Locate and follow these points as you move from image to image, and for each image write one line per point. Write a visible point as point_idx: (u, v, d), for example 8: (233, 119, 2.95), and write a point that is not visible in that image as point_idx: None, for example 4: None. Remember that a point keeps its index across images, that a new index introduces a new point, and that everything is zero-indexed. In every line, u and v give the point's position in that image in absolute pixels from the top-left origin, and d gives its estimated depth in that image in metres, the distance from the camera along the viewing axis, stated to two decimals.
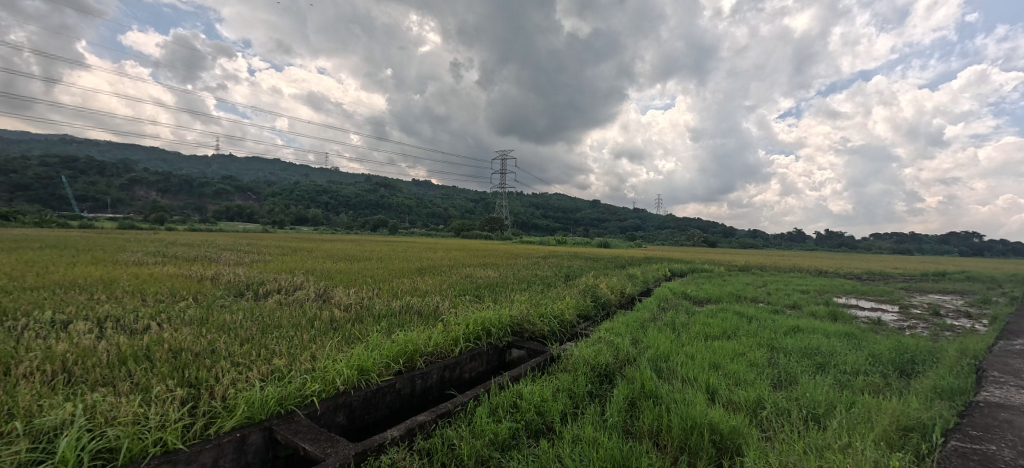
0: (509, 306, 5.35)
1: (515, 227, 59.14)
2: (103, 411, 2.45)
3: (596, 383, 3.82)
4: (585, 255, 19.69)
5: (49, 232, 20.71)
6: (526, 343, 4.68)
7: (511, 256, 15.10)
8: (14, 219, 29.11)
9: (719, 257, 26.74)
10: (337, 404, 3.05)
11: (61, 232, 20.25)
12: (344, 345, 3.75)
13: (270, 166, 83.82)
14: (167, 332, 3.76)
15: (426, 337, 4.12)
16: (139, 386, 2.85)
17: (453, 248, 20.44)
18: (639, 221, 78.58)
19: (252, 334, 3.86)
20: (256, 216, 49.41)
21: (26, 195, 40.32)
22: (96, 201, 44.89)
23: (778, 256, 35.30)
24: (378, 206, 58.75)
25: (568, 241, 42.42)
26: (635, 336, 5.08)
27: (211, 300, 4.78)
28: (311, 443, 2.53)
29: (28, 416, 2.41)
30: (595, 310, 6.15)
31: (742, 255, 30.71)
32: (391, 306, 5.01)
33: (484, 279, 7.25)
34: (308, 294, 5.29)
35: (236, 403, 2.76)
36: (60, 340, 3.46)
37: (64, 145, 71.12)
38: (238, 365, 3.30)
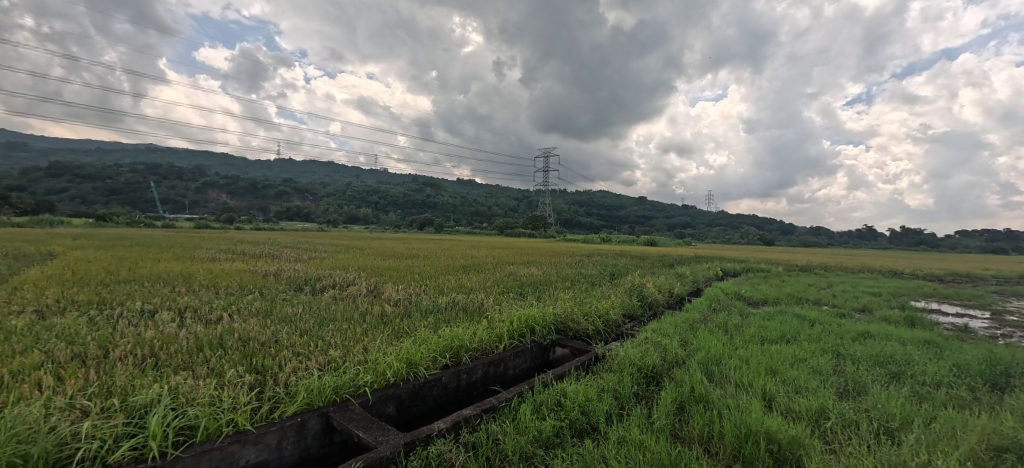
0: (552, 304, 5.31)
1: (556, 225, 58.68)
2: (185, 392, 2.72)
3: (643, 384, 3.71)
4: (631, 253, 19.26)
5: (141, 231, 23.45)
6: (570, 342, 4.62)
7: (555, 255, 15.03)
8: (111, 219, 33.02)
9: (777, 256, 25.11)
10: (388, 395, 3.17)
11: (151, 231, 22.86)
12: (393, 339, 3.90)
13: (325, 168, 88.37)
14: (237, 322, 4.10)
15: (471, 333, 4.19)
16: (214, 371, 3.13)
17: (498, 246, 20.72)
18: (687, 218, 75.37)
19: (310, 327, 4.11)
20: (312, 216, 52.72)
21: (120, 199, 45.61)
22: (176, 203, 49.87)
23: (844, 254, 32.68)
24: (422, 205, 60.45)
25: (612, 239, 41.44)
26: (685, 338, 4.87)
27: (275, 293, 5.15)
28: (364, 431, 2.65)
29: (123, 394, 2.72)
30: (641, 310, 5.98)
31: (804, 255, 28.53)
32: (438, 302, 5.14)
33: (528, 277, 7.26)
34: (360, 290, 5.55)
35: (296, 390, 2.95)
36: (149, 328, 3.86)
37: (150, 153, 79.39)
38: (299, 354, 3.53)
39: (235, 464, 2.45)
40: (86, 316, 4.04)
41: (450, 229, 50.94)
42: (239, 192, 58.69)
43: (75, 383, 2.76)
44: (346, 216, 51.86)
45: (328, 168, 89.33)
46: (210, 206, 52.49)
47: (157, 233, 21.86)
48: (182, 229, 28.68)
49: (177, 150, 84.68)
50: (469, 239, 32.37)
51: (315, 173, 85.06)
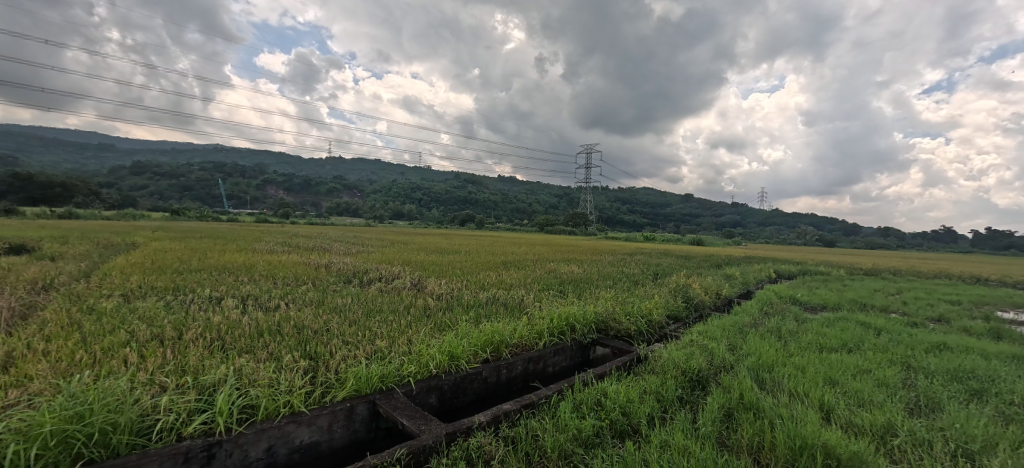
0: (593, 303, 5.23)
1: (597, 222, 57.73)
2: (247, 374, 2.94)
3: (687, 388, 3.58)
4: (676, 252, 18.63)
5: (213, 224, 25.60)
6: (611, 341, 4.53)
7: (596, 252, 14.82)
8: (185, 213, 36.25)
9: (840, 258, 23.33)
10: (430, 386, 3.26)
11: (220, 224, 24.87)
12: (436, 332, 4.00)
13: (371, 165, 91.73)
14: (292, 311, 4.36)
15: (511, 329, 4.22)
16: (272, 355, 3.35)
17: (538, 243, 20.71)
18: (736, 217, 71.62)
19: (358, 317, 4.31)
20: (359, 212, 55.22)
21: (192, 195, 49.87)
22: (239, 199, 53.96)
23: (919, 258, 29.80)
24: (462, 202, 61.38)
25: (657, 238, 40.12)
26: (734, 342, 4.65)
27: (326, 285, 5.42)
28: (408, 419, 2.74)
29: (195, 372, 2.98)
30: (686, 312, 5.76)
31: (871, 257, 26.34)
32: (479, 297, 5.22)
33: (568, 275, 7.20)
34: (405, 283, 5.75)
35: (345, 377, 3.10)
36: (216, 313, 4.20)
37: (216, 154, 86.08)
38: (348, 343, 3.71)
39: (291, 442, 2.61)
40: (164, 301, 4.46)
41: (490, 226, 51.54)
42: (294, 188, 62.30)
43: (154, 361, 3.06)
44: (391, 212, 53.91)
45: (374, 165, 92.79)
46: (268, 201, 56.14)
47: (224, 226, 23.67)
48: (245, 223, 31.03)
49: (239, 150, 91.25)
50: (510, 235, 32.62)
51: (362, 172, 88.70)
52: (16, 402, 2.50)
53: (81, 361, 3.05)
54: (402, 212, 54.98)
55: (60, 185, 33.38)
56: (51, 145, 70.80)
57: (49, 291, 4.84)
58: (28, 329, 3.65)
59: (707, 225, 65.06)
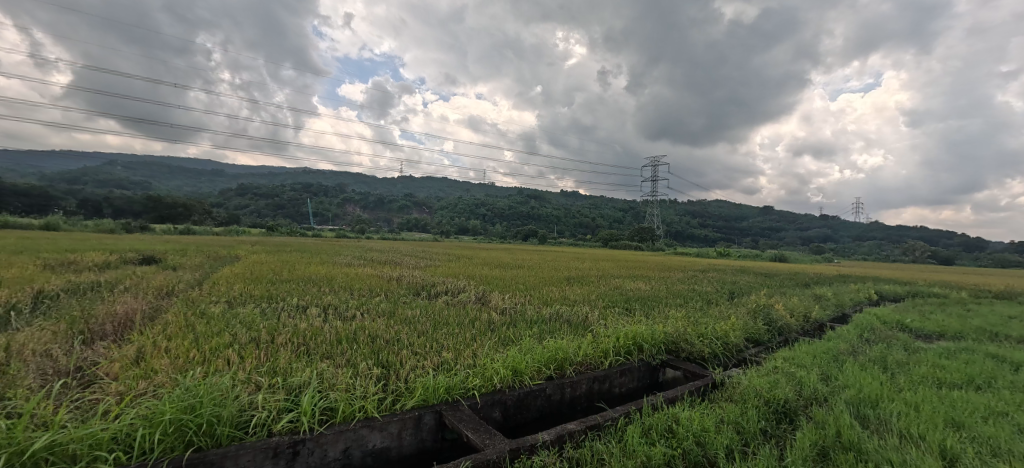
0: (663, 322, 4.96)
1: (664, 236, 55.23)
2: (328, 379, 3.18)
3: (772, 420, 3.24)
4: (757, 270, 17.20)
5: (304, 240, 28.37)
6: (683, 364, 4.25)
7: (665, 269, 14.17)
8: (278, 230, 40.61)
9: (968, 278, 19.95)
10: (495, 400, 3.28)
11: (308, 240, 27.46)
12: (500, 347, 4.03)
13: (437, 182, 96.12)
14: (367, 321, 4.65)
15: (575, 346, 4.13)
16: (350, 362, 3.60)
17: (603, 259, 20.25)
18: (825, 230, 64.50)
19: (426, 329, 4.48)
20: (427, 227, 58.09)
21: (283, 212, 55.62)
22: (322, 216, 59.39)
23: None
24: (523, 216, 61.92)
25: (733, 254, 37.26)
26: (827, 372, 4.15)
27: (397, 296, 5.73)
28: (473, 432, 2.77)
29: (285, 374, 3.28)
30: (769, 335, 5.26)
31: (1010, 278, 22.23)
32: (542, 313, 5.20)
33: (634, 292, 6.92)
34: (470, 297, 5.90)
35: (414, 386, 3.23)
36: (302, 320, 4.61)
37: (303, 176, 95.61)
38: (416, 353, 3.86)
39: (365, 446, 2.76)
40: (259, 307, 4.99)
41: (552, 241, 51.45)
42: (368, 205, 67.04)
43: (252, 362, 3.42)
44: (457, 227, 56.09)
45: (439, 183, 97.25)
46: (346, 218, 60.95)
47: (310, 241, 26.00)
48: (328, 238, 34.05)
49: (321, 171, 100.50)
50: (575, 251, 32.26)
51: (427, 190, 93.24)
52: (144, 391, 2.92)
53: (194, 359, 3.49)
54: (467, 227, 57.01)
55: (182, 205, 38.84)
56: (176, 171, 83.30)
57: (171, 296, 5.63)
58: (155, 329, 4.27)
59: (790, 240, 59.30)
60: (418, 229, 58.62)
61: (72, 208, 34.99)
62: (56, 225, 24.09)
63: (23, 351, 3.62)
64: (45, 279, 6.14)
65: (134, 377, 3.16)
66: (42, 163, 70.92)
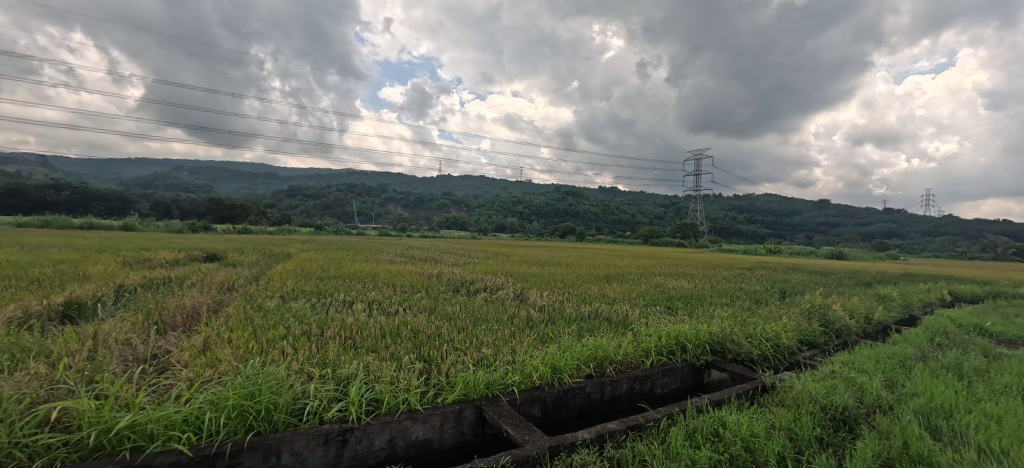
0: (707, 322, 4.78)
1: (707, 233, 53.10)
2: (374, 371, 3.32)
3: (829, 428, 3.04)
4: (811, 268, 16.21)
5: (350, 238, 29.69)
6: (729, 365, 4.08)
7: (709, 267, 13.64)
8: (325, 228, 42.68)
9: None
10: (534, 397, 3.28)
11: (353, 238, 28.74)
12: (539, 344, 4.04)
13: (472, 180, 97.45)
14: (409, 316, 4.80)
15: (616, 344, 4.07)
16: (394, 356, 3.73)
17: (643, 256, 19.80)
18: (889, 226, 59.50)
19: (466, 325, 4.57)
20: (465, 225, 59.05)
21: (329, 212, 58.39)
22: (365, 215, 61.87)
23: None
24: (559, 214, 61.54)
25: (785, 250, 35.18)
26: (892, 378, 3.85)
27: (437, 293, 5.89)
28: (513, 428, 2.80)
29: (334, 366, 3.46)
30: (825, 338, 4.94)
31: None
32: (581, 311, 5.15)
33: (676, 290, 6.70)
34: (508, 294, 5.95)
35: (455, 381, 3.31)
36: (349, 315, 4.83)
37: (346, 177, 99.82)
38: (457, 349, 3.95)
39: (409, 437, 2.86)
40: (310, 302, 5.28)
41: (590, 238, 50.82)
42: (407, 204, 69.00)
43: (304, 353, 3.63)
44: (494, 225, 56.72)
45: (474, 182, 98.44)
46: (387, 217, 63.06)
47: (355, 240, 27.11)
48: (371, 237, 35.41)
49: (363, 172, 104.46)
50: (614, 248, 31.70)
51: (464, 188, 94.63)
52: (211, 378, 3.17)
53: (253, 350, 3.75)
54: (505, 225, 57.50)
55: (240, 206, 41.65)
56: (233, 175, 89.58)
57: (231, 291, 6.07)
58: (218, 321, 4.62)
59: (848, 236, 55.20)
60: (456, 227, 59.72)
61: (146, 210, 38.47)
62: (133, 226, 26.55)
63: (109, 339, 4.03)
64: (125, 275, 6.80)
65: (201, 365, 3.44)
66: (120, 169, 78.44)
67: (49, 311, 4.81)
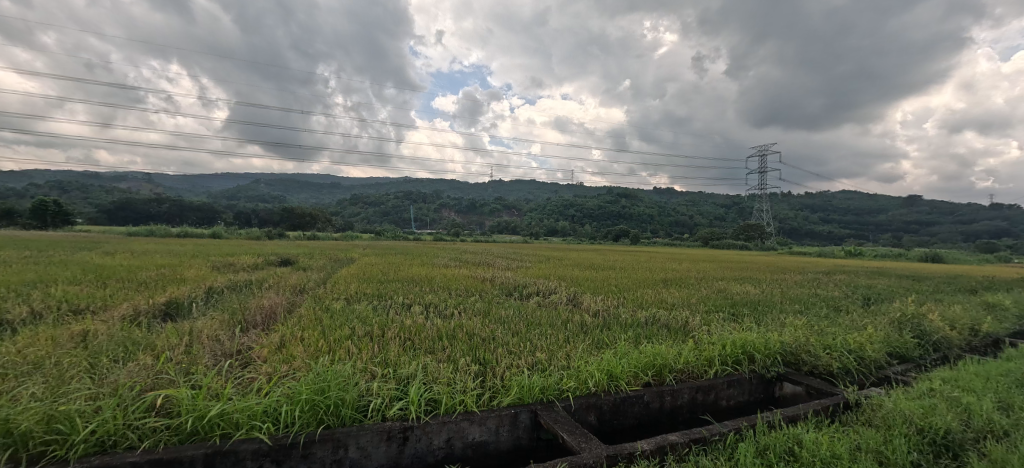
0: (778, 331, 4.44)
1: (774, 234, 49.42)
2: (432, 373, 3.44)
3: (928, 453, 2.70)
4: (903, 272, 14.52)
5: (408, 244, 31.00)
6: (804, 378, 3.76)
7: (779, 271, 12.68)
8: (384, 234, 44.98)
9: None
10: (589, 404, 3.22)
11: (411, 244, 30.03)
12: (594, 349, 3.97)
13: (522, 185, 98.24)
14: (464, 319, 4.93)
15: (675, 352, 3.91)
16: (450, 357, 3.84)
17: (704, 259, 18.84)
18: (997, 223, 51.97)
19: (519, 329, 4.60)
20: (517, 229, 59.61)
21: (387, 219, 61.68)
22: (421, 221, 64.50)
23: None
24: (611, 216, 60.32)
25: (868, 252, 31.89)
26: (1008, 400, 3.34)
27: (491, 296, 5.98)
28: (569, 435, 2.77)
29: (395, 365, 3.63)
30: (919, 351, 4.40)
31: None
32: (637, 316, 5.00)
33: (741, 296, 6.29)
34: (561, 298, 5.92)
35: (510, 384, 3.34)
36: (408, 317, 5.05)
37: (400, 185, 104.47)
38: (511, 352, 3.99)
39: (466, 437, 2.93)
40: (372, 304, 5.59)
41: (645, 241, 49.24)
42: (459, 209, 70.89)
43: (368, 353, 3.84)
44: (547, 230, 56.97)
45: (522, 186, 98.98)
46: (441, 222, 65.14)
47: (412, 245, 28.30)
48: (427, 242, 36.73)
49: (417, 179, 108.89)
50: (673, 251, 30.42)
51: (512, 193, 95.45)
52: (287, 373, 3.45)
53: (323, 348, 4.03)
54: (557, 228, 57.32)
55: (310, 214, 45.04)
56: (301, 185, 97.11)
57: (302, 293, 6.56)
58: (292, 321, 5.01)
59: (944, 234, 48.86)
60: (508, 231, 60.42)
61: (230, 219, 42.81)
62: (220, 234, 29.60)
63: (201, 335, 4.52)
64: (214, 278, 7.58)
65: (278, 361, 3.75)
66: (209, 183, 88.04)
67: (154, 309, 5.48)
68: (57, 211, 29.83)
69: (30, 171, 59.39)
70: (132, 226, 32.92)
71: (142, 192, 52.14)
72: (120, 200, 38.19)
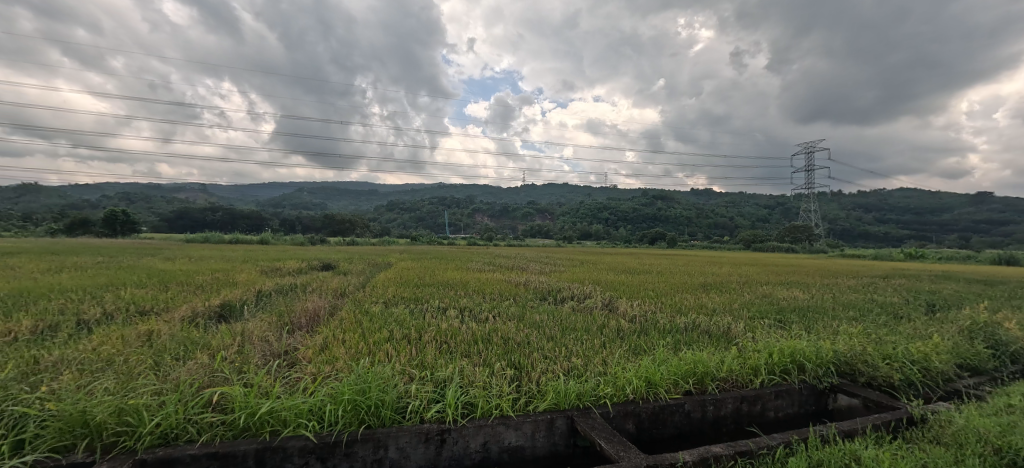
0: (830, 339, 4.19)
1: (823, 235, 46.61)
2: (468, 376, 3.48)
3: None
4: (976, 276, 13.26)
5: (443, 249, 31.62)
6: (860, 390, 3.53)
7: (830, 275, 11.93)
8: (419, 239, 46.06)
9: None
10: (627, 411, 3.16)
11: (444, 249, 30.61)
12: (631, 355, 3.90)
13: (554, 189, 97.99)
14: (499, 323, 4.97)
15: (718, 359, 3.77)
16: (486, 361, 3.87)
17: (746, 263, 18.02)
18: None
19: (554, 333, 4.58)
20: (550, 233, 59.34)
21: (422, 225, 63.14)
22: (455, 226, 65.48)
23: None
24: (647, 219, 59.01)
25: (931, 255, 29.46)
26: None
27: (525, 301, 5.99)
28: (607, 442, 2.73)
29: (432, 368, 3.71)
30: (995, 363, 4.02)
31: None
32: (676, 322, 4.86)
33: (788, 302, 5.97)
34: (596, 303, 5.84)
35: (546, 390, 3.34)
36: (444, 320, 5.14)
37: (432, 190, 106.67)
38: (547, 357, 3.98)
39: (501, 442, 2.95)
40: (409, 308, 5.74)
41: (683, 245, 47.73)
42: (491, 213, 71.52)
43: (406, 356, 3.95)
44: (580, 233, 56.40)
45: (552, 189, 98.57)
46: (474, 227, 65.97)
47: (446, 250, 28.83)
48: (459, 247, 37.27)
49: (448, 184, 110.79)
50: (713, 255, 29.30)
51: (542, 196, 95.24)
52: (330, 374, 3.61)
53: (364, 350, 4.18)
54: (591, 232, 56.60)
55: (349, 221, 46.86)
56: (339, 192, 101.13)
57: (343, 296, 6.82)
58: (334, 324, 5.22)
59: (1021, 234, 44.34)
60: (542, 235, 60.22)
61: (276, 226, 45.24)
62: (267, 240, 31.31)
63: (252, 336, 4.80)
64: (263, 282, 8.05)
65: (322, 362, 3.92)
66: (256, 192, 93.41)
67: (209, 311, 5.86)
68: (125, 220, 32.56)
69: (102, 184, 65.20)
70: (190, 234, 35.49)
71: (199, 202, 56.08)
72: (179, 210, 41.24)
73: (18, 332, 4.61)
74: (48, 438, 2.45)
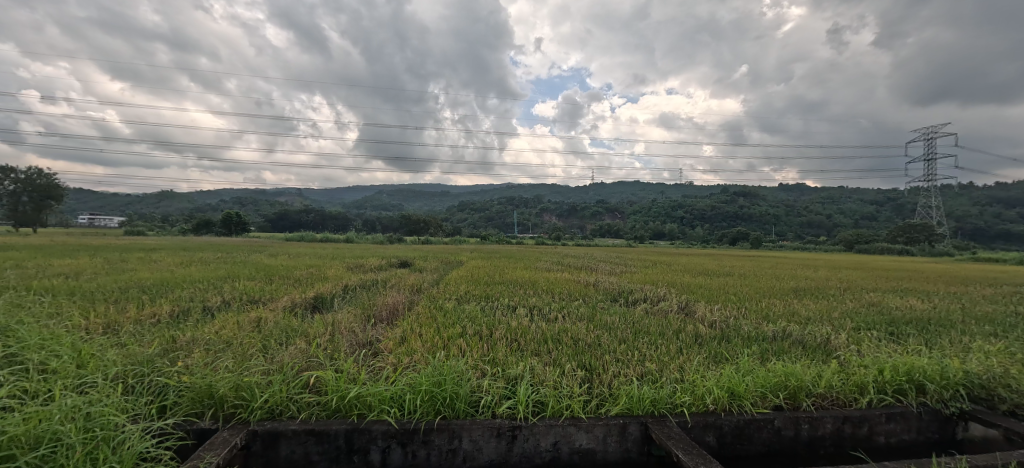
0: (960, 357, 3.60)
1: (949, 234, 39.74)
2: (538, 375, 3.53)
3: None
4: None
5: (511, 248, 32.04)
6: (999, 419, 3.00)
7: (963, 282, 10.14)
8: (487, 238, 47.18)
9: None
10: (707, 423, 2.99)
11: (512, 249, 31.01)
12: (711, 363, 3.69)
13: (624, 186, 95.32)
14: (568, 323, 4.96)
15: (814, 373, 3.43)
16: (556, 361, 3.90)
17: (852, 266, 15.89)
18: None
19: (626, 336, 4.47)
20: (620, 232, 57.52)
21: (490, 224, 64.62)
22: (524, 226, 66.14)
23: None
24: (727, 218, 55.00)
25: None
26: None
27: (595, 302, 5.91)
28: (684, 453, 2.61)
29: (504, 365, 3.82)
30: None
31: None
32: (762, 329, 4.50)
33: (905, 312, 5.21)
34: (671, 306, 5.59)
35: (618, 394, 3.28)
36: (514, 318, 5.26)
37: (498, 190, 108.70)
38: (618, 360, 3.90)
39: (572, 443, 2.95)
40: (480, 305, 5.95)
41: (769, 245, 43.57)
42: (556, 212, 71.13)
43: (478, 351, 4.12)
44: (653, 233, 53.93)
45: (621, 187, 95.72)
46: (542, 227, 66.31)
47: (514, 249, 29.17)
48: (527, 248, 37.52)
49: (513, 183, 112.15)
50: (810, 257, 26.27)
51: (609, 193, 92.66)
52: (410, 365, 3.88)
53: (439, 344, 4.42)
54: (664, 231, 53.90)
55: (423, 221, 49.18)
56: (412, 193, 107.18)
57: (418, 292, 7.25)
58: (411, 318, 5.57)
59: None
60: (611, 235, 58.50)
61: (359, 226, 49.14)
62: (352, 239, 34.11)
63: (341, 326, 5.30)
64: (349, 277, 8.81)
65: (402, 353, 4.22)
66: (339, 194, 102.28)
67: (305, 302, 6.58)
68: (237, 222, 37.27)
69: (219, 190, 75.65)
70: (288, 234, 39.78)
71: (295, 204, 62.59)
72: (279, 212, 46.46)
73: (161, 315, 5.55)
74: (184, 406, 2.94)
